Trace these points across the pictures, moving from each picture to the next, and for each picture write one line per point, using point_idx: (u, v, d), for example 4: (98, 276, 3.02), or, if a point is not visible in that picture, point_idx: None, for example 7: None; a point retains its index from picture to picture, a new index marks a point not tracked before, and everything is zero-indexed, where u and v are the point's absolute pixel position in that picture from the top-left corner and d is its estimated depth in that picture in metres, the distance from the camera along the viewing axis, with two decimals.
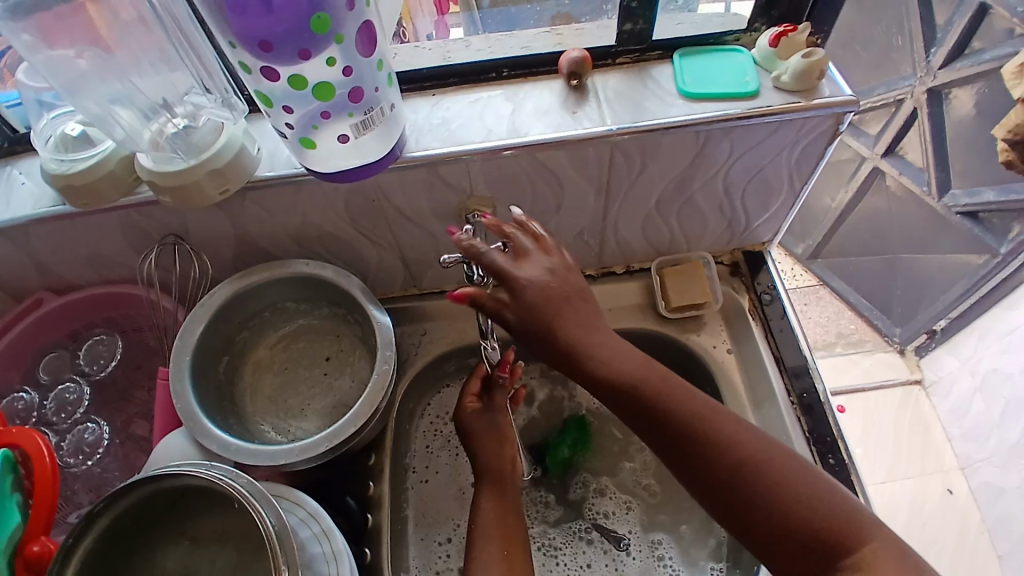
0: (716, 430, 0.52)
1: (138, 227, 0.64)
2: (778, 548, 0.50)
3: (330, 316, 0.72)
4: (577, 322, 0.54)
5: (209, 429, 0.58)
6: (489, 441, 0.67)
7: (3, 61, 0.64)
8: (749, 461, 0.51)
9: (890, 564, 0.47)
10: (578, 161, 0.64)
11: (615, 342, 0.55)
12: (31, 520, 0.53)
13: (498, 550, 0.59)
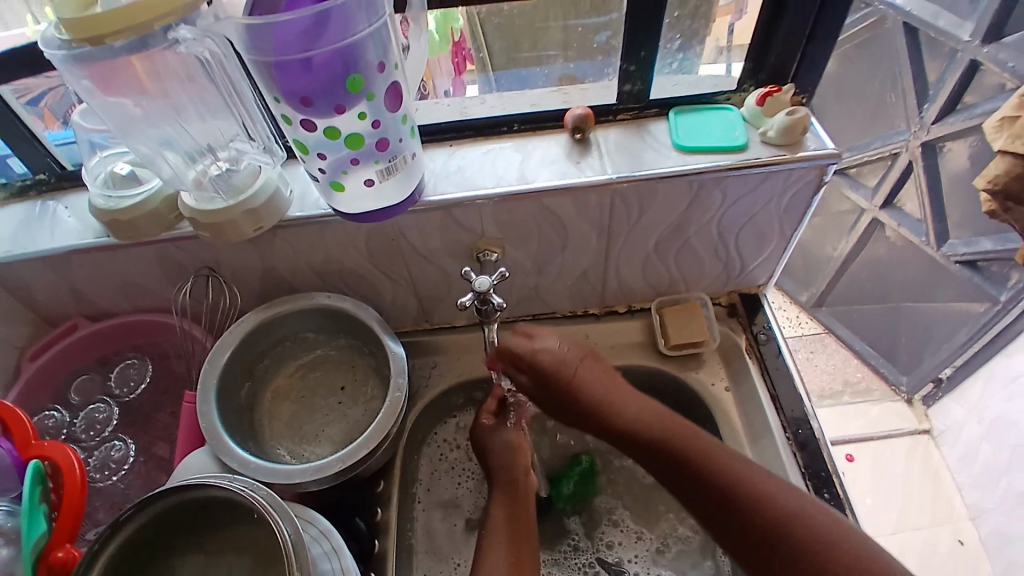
0: (741, 474, 0.57)
1: (175, 261, 0.70)
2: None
3: (347, 348, 0.76)
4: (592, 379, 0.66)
5: (231, 448, 0.62)
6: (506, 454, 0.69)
7: (46, 103, 0.70)
8: (761, 491, 0.56)
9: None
10: (582, 206, 0.69)
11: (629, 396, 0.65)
12: (56, 529, 0.56)
13: (505, 556, 0.60)
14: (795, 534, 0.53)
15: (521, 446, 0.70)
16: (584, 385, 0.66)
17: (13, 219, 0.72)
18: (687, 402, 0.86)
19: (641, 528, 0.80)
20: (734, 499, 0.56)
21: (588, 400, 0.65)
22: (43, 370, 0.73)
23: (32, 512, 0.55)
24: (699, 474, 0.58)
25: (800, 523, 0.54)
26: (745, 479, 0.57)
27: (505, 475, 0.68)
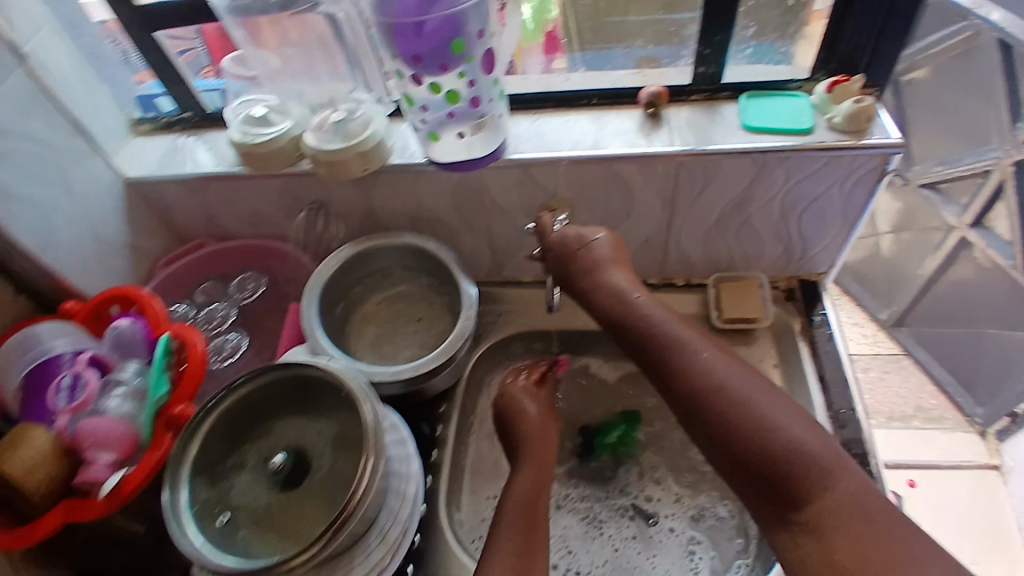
0: (695, 358, 0.59)
1: (293, 194, 0.79)
2: (737, 460, 0.55)
3: (427, 286, 0.84)
4: (581, 268, 0.69)
5: (325, 347, 0.73)
6: (534, 424, 0.74)
7: (184, 61, 0.84)
8: (710, 377, 0.58)
9: (839, 507, 0.50)
10: (650, 175, 0.74)
11: (616, 284, 0.67)
12: (176, 394, 0.65)
13: (509, 533, 0.61)
14: (732, 420, 0.56)
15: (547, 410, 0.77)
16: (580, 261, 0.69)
17: (160, 149, 0.85)
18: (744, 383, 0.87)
19: (683, 492, 0.81)
20: (685, 381, 0.59)
21: (582, 285, 0.69)
22: (174, 274, 0.84)
23: (160, 375, 0.64)
24: (657, 352, 0.62)
25: (745, 408, 0.56)
26: (697, 364, 0.59)
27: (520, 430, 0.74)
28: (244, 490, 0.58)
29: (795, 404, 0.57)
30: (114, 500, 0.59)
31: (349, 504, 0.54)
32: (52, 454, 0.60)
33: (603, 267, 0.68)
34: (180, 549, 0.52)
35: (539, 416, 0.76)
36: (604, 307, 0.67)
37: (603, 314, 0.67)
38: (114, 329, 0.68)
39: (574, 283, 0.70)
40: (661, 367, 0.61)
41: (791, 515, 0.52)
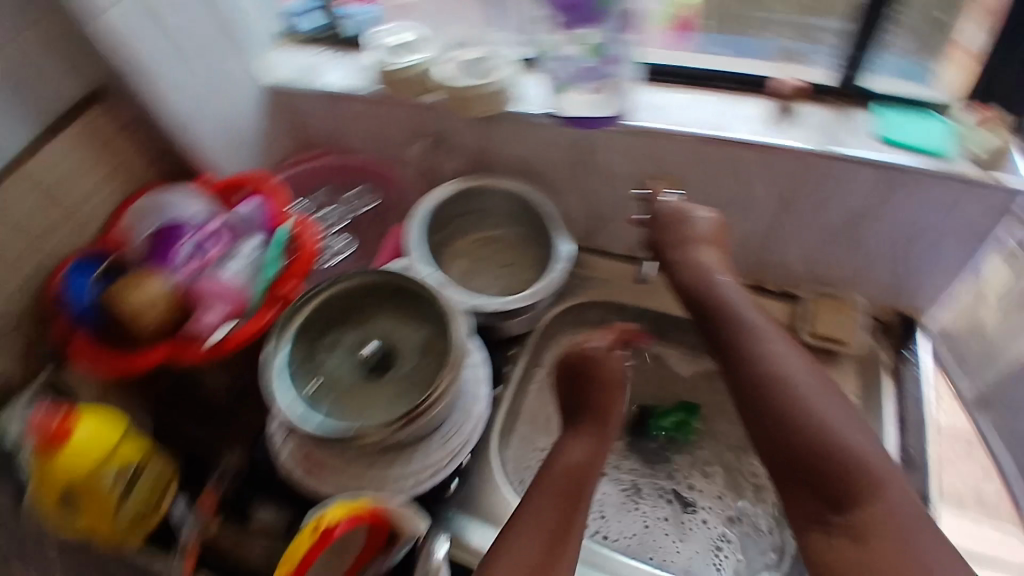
0: (759, 345, 0.57)
1: (414, 123, 0.81)
2: (782, 457, 0.52)
3: (520, 236, 0.86)
4: (676, 241, 0.70)
5: (420, 265, 0.76)
6: (602, 386, 0.73)
7: None
8: (770, 367, 0.55)
9: (886, 522, 0.46)
10: (771, 168, 0.73)
11: (704, 264, 0.67)
12: (283, 277, 0.71)
13: (552, 503, 0.60)
14: (784, 414, 0.53)
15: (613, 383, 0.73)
16: (676, 234, 0.70)
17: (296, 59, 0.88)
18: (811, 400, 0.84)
19: (726, 489, 0.80)
20: (744, 366, 0.57)
21: (671, 260, 0.69)
22: (298, 175, 0.87)
23: (274, 261, 0.71)
24: (724, 334, 0.60)
25: (799, 407, 0.52)
26: (764, 352, 0.56)
27: (591, 395, 0.72)
28: (335, 367, 0.65)
29: (858, 415, 0.53)
30: (218, 349, 0.65)
31: (424, 404, 0.59)
32: (168, 302, 0.67)
33: (698, 245, 0.69)
34: (269, 401, 0.60)
35: (608, 385, 0.73)
36: (684, 284, 0.67)
37: (682, 290, 0.67)
38: (240, 209, 0.74)
39: (665, 256, 0.70)
40: (724, 350, 0.59)
41: (830, 516, 0.49)
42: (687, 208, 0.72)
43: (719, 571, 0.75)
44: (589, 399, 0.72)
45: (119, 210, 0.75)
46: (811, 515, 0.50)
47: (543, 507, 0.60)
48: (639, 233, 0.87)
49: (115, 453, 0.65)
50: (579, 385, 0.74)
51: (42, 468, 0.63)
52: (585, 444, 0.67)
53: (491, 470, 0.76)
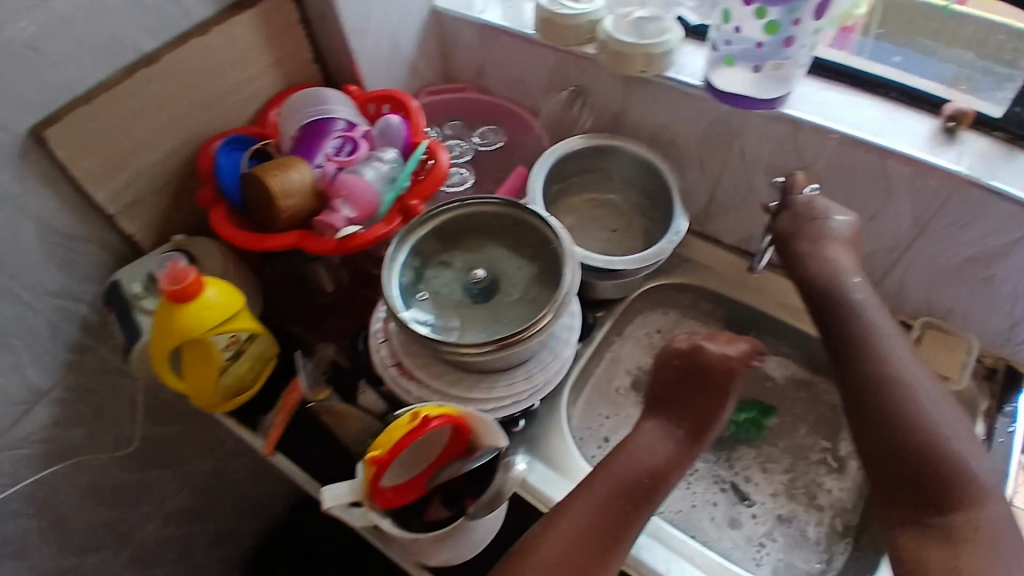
0: (883, 352, 0.63)
1: (563, 71, 0.84)
2: (889, 459, 0.59)
3: (635, 203, 0.88)
4: (810, 236, 0.72)
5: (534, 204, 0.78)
6: (694, 386, 0.72)
7: None
8: (890, 374, 0.62)
9: (978, 528, 0.55)
10: (916, 186, 0.70)
11: (839, 263, 0.70)
12: (412, 190, 0.74)
13: (611, 490, 0.65)
14: (900, 417, 0.60)
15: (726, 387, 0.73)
16: (809, 230, 0.72)
17: None
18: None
19: (782, 491, 0.80)
20: (864, 368, 0.63)
21: (800, 258, 0.73)
22: (433, 105, 0.93)
23: (407, 175, 0.74)
24: (849, 334, 0.66)
25: (915, 414, 0.59)
26: (891, 360, 0.63)
27: (704, 407, 0.72)
28: (445, 283, 0.68)
29: (968, 427, 0.60)
30: (344, 245, 0.69)
31: (518, 333, 0.62)
32: (309, 189, 0.70)
33: (829, 242, 0.70)
34: (385, 295, 0.64)
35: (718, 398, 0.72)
36: (811, 279, 0.71)
37: (805, 284, 0.71)
38: (385, 121, 0.78)
39: (791, 251, 0.74)
40: (848, 352, 0.65)
41: (929, 518, 0.57)
42: (822, 206, 0.72)
43: (757, 565, 0.75)
44: (676, 399, 0.73)
45: (271, 101, 0.80)
46: (907, 514, 0.58)
47: (601, 492, 0.65)
48: (757, 227, 0.86)
49: (232, 320, 0.69)
50: (677, 380, 0.74)
51: (162, 318, 0.67)
52: (655, 438, 0.70)
53: (558, 418, 0.78)
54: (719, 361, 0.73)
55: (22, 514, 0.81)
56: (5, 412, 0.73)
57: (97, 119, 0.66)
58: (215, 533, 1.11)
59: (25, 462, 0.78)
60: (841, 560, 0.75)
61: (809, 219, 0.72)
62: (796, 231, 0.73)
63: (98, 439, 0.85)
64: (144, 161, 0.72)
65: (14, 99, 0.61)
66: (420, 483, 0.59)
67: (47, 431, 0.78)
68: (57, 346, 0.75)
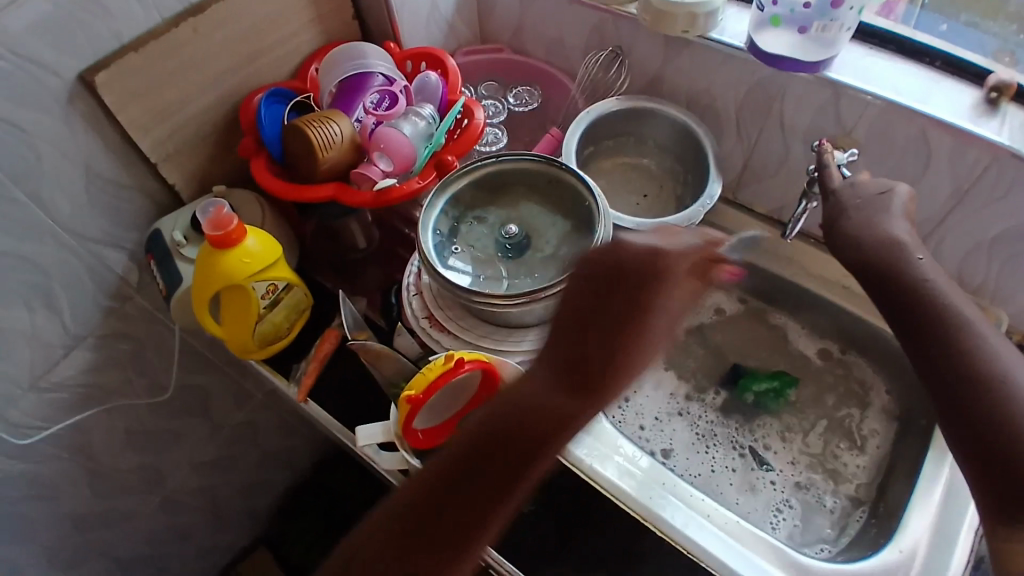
0: (962, 332, 0.58)
1: (602, 32, 0.83)
2: (976, 444, 0.55)
3: (668, 168, 0.88)
4: (861, 217, 0.66)
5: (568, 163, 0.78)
6: (593, 294, 0.59)
7: None
8: (972, 353, 0.57)
9: None
10: (957, 156, 0.69)
11: (901, 238, 0.64)
12: (448, 148, 0.75)
13: (460, 453, 0.55)
14: (984, 398, 0.55)
15: (648, 309, 0.58)
16: (859, 205, 0.67)
17: None
18: (911, 400, 0.81)
19: (800, 459, 0.81)
20: (940, 347, 0.58)
21: (848, 233, 0.66)
22: (469, 65, 0.93)
23: (441, 132, 0.75)
24: (921, 313, 0.60)
25: (1002, 394, 0.54)
26: (968, 338, 0.58)
27: (608, 334, 0.57)
28: (478, 237, 0.69)
29: None
30: (381, 197, 0.69)
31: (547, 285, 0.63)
32: (347, 142, 0.71)
33: (886, 216, 0.66)
34: (420, 244, 0.66)
35: (642, 328, 0.58)
36: (875, 260, 0.64)
37: (866, 266, 0.64)
38: (423, 77, 0.78)
39: (841, 228, 0.67)
40: (927, 340, 0.59)
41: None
42: (863, 180, 0.69)
43: (774, 529, 0.76)
44: (567, 314, 0.59)
45: (312, 56, 0.81)
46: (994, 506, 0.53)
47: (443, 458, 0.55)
48: (791, 196, 0.85)
49: (271, 269, 0.70)
50: (581, 289, 0.60)
51: (203, 264, 0.68)
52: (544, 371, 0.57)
53: None
54: (636, 265, 0.60)
55: (58, 457, 0.82)
56: (44, 354, 0.74)
57: (146, 67, 0.67)
58: (240, 483, 1.14)
59: (62, 406, 0.79)
60: (857, 525, 0.76)
61: (863, 195, 0.67)
62: (843, 207, 0.68)
63: (132, 387, 0.86)
64: (188, 111, 0.72)
65: (65, 41, 0.61)
66: (450, 427, 0.62)
67: (84, 376, 0.80)
68: (96, 292, 0.76)
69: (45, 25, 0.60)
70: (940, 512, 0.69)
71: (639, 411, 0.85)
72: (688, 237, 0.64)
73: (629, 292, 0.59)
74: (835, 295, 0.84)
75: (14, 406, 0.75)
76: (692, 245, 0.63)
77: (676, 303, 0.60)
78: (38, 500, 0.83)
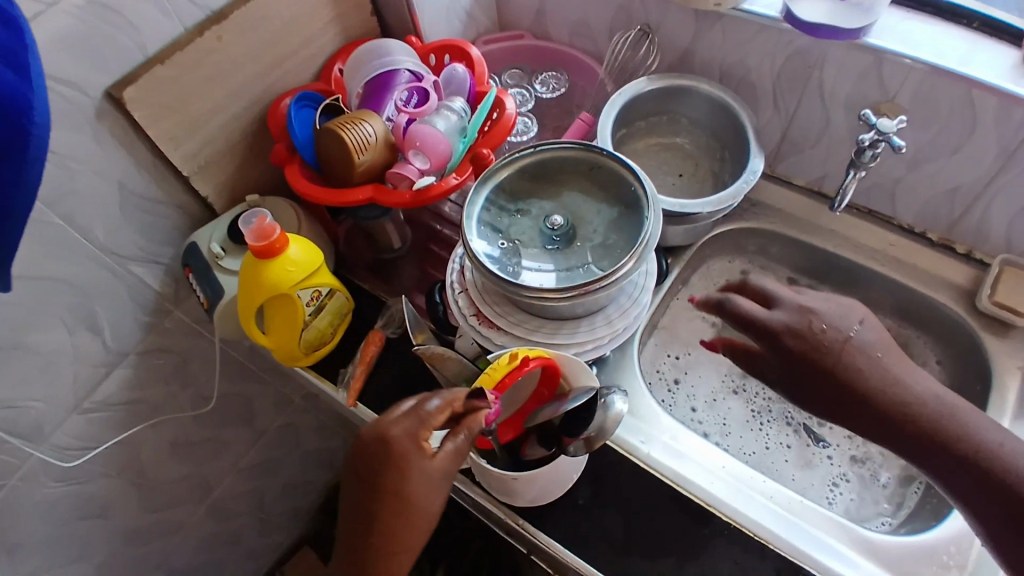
0: (906, 394, 0.62)
1: (628, 12, 0.82)
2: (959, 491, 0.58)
3: (705, 146, 0.86)
4: (788, 326, 0.67)
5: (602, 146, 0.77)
6: (353, 490, 0.52)
7: None
8: (918, 410, 0.61)
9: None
10: (1005, 117, 0.67)
11: (830, 331, 0.66)
12: (483, 140, 0.73)
13: None
14: (946, 448, 0.59)
15: (404, 499, 0.50)
16: (862, 362, 0.64)
17: None
18: (961, 369, 0.80)
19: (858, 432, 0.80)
20: (897, 414, 0.61)
21: (855, 380, 0.63)
22: (491, 54, 0.92)
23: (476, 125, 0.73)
24: (871, 395, 0.62)
25: (956, 439, 0.59)
26: (917, 404, 0.61)
27: (363, 543, 0.50)
28: (522, 230, 0.67)
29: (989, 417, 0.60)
30: (420, 196, 0.68)
31: (599, 277, 0.61)
32: (380, 141, 0.70)
33: (829, 312, 0.67)
34: (465, 236, 0.64)
35: (406, 510, 0.50)
36: (917, 419, 0.61)
37: (866, 402, 0.62)
38: (451, 69, 0.76)
39: (843, 376, 0.64)
40: (911, 444, 0.61)
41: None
42: (814, 308, 0.68)
43: (831, 504, 0.76)
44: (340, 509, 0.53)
45: (336, 56, 0.80)
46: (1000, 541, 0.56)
47: None
48: (831, 168, 0.84)
49: (314, 275, 0.69)
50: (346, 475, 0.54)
51: (247, 276, 0.67)
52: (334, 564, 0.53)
53: (629, 363, 0.80)
54: (370, 456, 0.51)
55: (105, 476, 0.82)
56: (87, 374, 0.73)
57: (176, 78, 0.65)
58: (282, 487, 1.14)
59: (107, 425, 0.79)
60: (915, 498, 0.76)
61: (802, 303, 0.69)
62: (818, 357, 0.65)
63: (173, 401, 0.85)
64: (219, 121, 0.71)
65: (96, 56, 0.60)
66: (515, 424, 0.61)
67: (126, 395, 0.79)
68: (135, 309, 0.75)
69: (75, 41, 0.58)
70: None
71: (691, 393, 0.85)
72: (407, 408, 0.53)
73: (368, 483, 0.51)
74: (878, 262, 0.83)
75: (60, 429, 0.74)
76: (410, 418, 0.52)
77: (430, 471, 0.51)
78: (89, 521, 0.83)
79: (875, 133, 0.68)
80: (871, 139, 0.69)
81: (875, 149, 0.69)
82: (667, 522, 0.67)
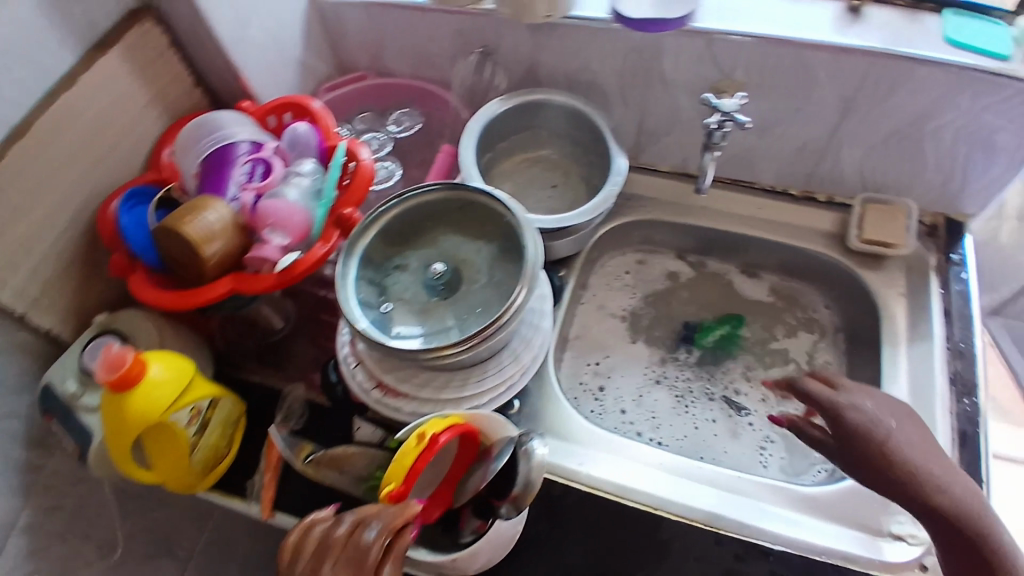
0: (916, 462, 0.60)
1: (465, 34, 0.80)
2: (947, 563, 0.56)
3: (571, 153, 0.86)
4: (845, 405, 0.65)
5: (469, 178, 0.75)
6: None
7: None
8: (923, 475, 0.59)
9: None
10: (836, 69, 0.71)
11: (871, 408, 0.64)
12: (343, 199, 0.68)
13: None
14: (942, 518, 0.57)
15: None
16: (891, 435, 0.62)
17: None
18: (850, 308, 0.84)
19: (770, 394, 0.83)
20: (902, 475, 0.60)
21: (877, 442, 0.62)
22: (335, 101, 0.87)
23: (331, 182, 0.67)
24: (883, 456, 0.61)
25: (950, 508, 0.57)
26: (922, 471, 0.59)
27: None
28: (405, 287, 0.65)
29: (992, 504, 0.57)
30: (285, 275, 0.63)
31: (493, 319, 0.59)
32: (228, 224, 0.64)
33: (884, 399, 0.65)
34: (343, 311, 0.60)
35: None
36: (919, 476, 0.59)
37: (873, 459, 0.61)
38: (292, 130, 0.71)
39: (864, 437, 0.63)
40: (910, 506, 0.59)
41: None
42: (874, 390, 0.67)
43: (765, 467, 0.78)
44: None
45: (161, 140, 0.72)
46: None
47: None
48: (693, 150, 0.86)
49: (187, 392, 0.62)
50: None
51: (110, 414, 0.60)
52: None
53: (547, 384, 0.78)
54: None
55: None
56: None
57: None
58: None
59: None
60: None
61: (864, 393, 0.66)
62: (863, 429, 0.63)
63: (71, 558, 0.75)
64: (41, 246, 0.63)
65: None
66: (442, 498, 0.58)
67: None
68: None
69: None
70: (913, 386, 0.73)
71: (618, 395, 0.84)
72: (343, 543, 0.51)
73: None
74: (757, 229, 0.86)
75: None
76: (348, 557, 0.51)
77: None
78: None
79: (721, 116, 0.70)
80: (718, 122, 0.71)
81: (723, 130, 0.71)
82: (618, 540, 0.66)
